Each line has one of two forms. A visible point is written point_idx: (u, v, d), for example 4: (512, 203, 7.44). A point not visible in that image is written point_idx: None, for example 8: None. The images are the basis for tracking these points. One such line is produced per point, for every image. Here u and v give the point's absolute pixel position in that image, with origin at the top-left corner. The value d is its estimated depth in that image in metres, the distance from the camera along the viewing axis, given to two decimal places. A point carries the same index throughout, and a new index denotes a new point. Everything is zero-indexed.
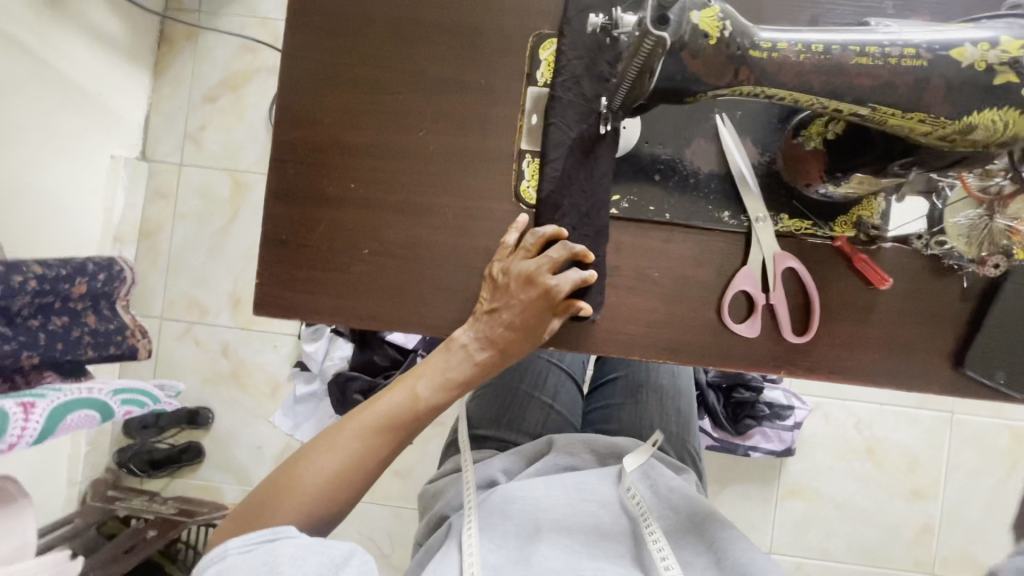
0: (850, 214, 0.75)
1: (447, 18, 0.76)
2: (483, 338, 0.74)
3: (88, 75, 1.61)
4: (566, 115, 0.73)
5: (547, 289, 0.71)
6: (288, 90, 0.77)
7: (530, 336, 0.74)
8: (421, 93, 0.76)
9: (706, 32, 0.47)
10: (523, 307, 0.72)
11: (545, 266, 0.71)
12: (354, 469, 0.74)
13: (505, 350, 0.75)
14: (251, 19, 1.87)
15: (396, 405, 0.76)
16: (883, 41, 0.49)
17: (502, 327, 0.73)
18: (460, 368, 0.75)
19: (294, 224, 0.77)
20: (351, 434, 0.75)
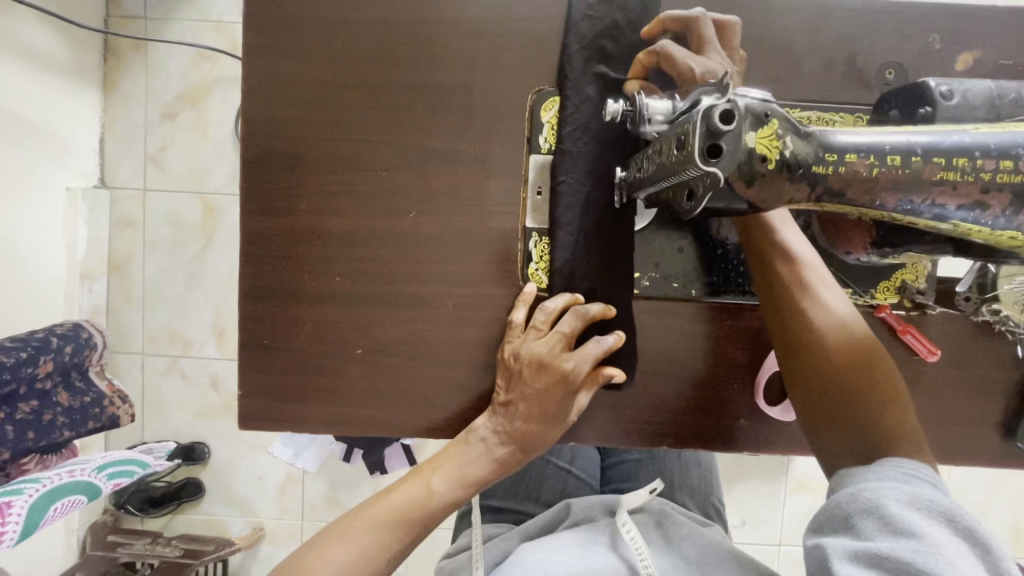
0: (891, 278, 0.68)
1: (432, 80, 0.66)
2: (503, 431, 0.65)
3: (29, 100, 1.28)
4: (574, 184, 0.64)
5: (566, 370, 0.62)
6: (251, 171, 0.67)
7: (555, 421, 0.64)
8: (409, 168, 0.67)
9: (764, 155, 0.38)
10: (543, 394, 0.63)
11: (559, 347, 0.63)
12: (364, 567, 0.63)
13: (528, 443, 0.65)
14: (203, 22, 1.50)
15: (410, 498, 0.65)
16: (974, 148, 0.40)
17: (520, 416, 0.64)
18: (477, 462, 0.65)
19: (275, 326, 0.68)
20: (362, 526, 0.65)
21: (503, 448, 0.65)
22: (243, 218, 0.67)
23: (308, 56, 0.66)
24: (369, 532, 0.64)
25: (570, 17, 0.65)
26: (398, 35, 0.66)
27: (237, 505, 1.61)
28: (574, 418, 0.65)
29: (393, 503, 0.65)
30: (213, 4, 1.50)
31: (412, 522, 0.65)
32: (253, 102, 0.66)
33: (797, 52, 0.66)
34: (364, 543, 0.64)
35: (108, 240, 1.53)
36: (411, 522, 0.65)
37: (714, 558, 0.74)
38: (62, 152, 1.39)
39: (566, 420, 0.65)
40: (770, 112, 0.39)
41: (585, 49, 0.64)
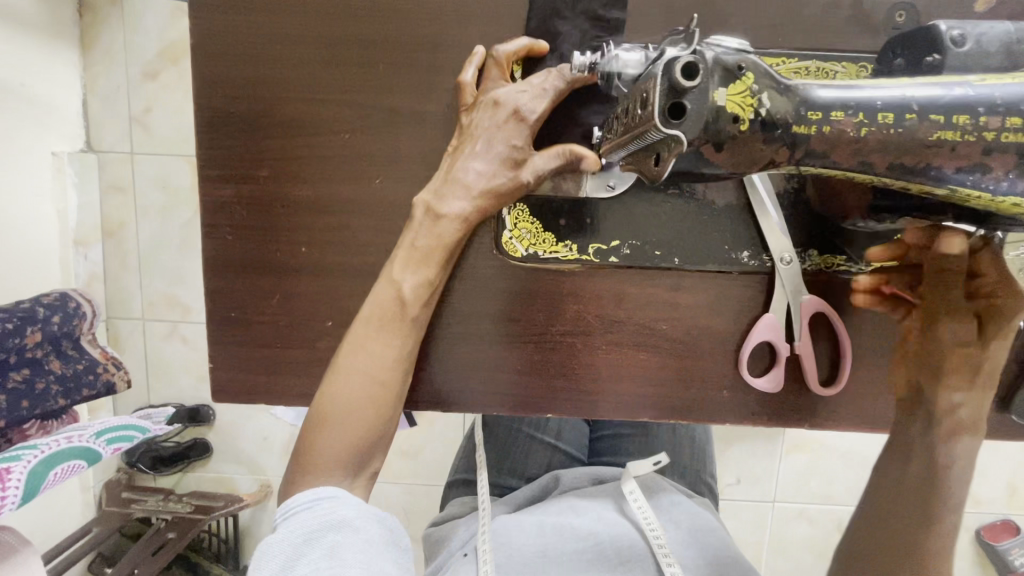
0: (889, 244, 0.64)
1: (397, 35, 0.61)
2: (447, 179, 0.58)
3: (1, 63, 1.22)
4: (543, 21, 0.60)
5: (522, 103, 0.57)
6: (213, 139, 0.63)
7: (507, 169, 0.58)
8: (378, 131, 0.63)
9: (735, 115, 0.34)
10: (496, 133, 0.57)
11: (520, 89, 0.57)
12: (369, 394, 0.57)
13: (480, 192, 0.58)
14: None
15: (377, 303, 0.58)
16: (974, 103, 0.35)
17: (468, 159, 0.58)
18: (428, 228, 0.58)
19: (247, 300, 0.66)
20: (347, 351, 0.58)
21: (459, 206, 0.58)
22: (205, 189, 0.64)
23: (263, 10, 0.61)
24: (365, 348, 0.57)
25: None
26: None
27: (245, 465, 1.62)
28: (531, 179, 0.58)
29: (365, 314, 0.58)
30: None
31: (388, 322, 0.58)
32: (210, 59, 0.62)
33: None
34: (367, 369, 0.57)
35: (99, 205, 1.49)
36: (389, 325, 0.58)
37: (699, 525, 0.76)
38: (42, 116, 1.34)
39: (518, 171, 0.57)
40: (743, 66, 0.34)
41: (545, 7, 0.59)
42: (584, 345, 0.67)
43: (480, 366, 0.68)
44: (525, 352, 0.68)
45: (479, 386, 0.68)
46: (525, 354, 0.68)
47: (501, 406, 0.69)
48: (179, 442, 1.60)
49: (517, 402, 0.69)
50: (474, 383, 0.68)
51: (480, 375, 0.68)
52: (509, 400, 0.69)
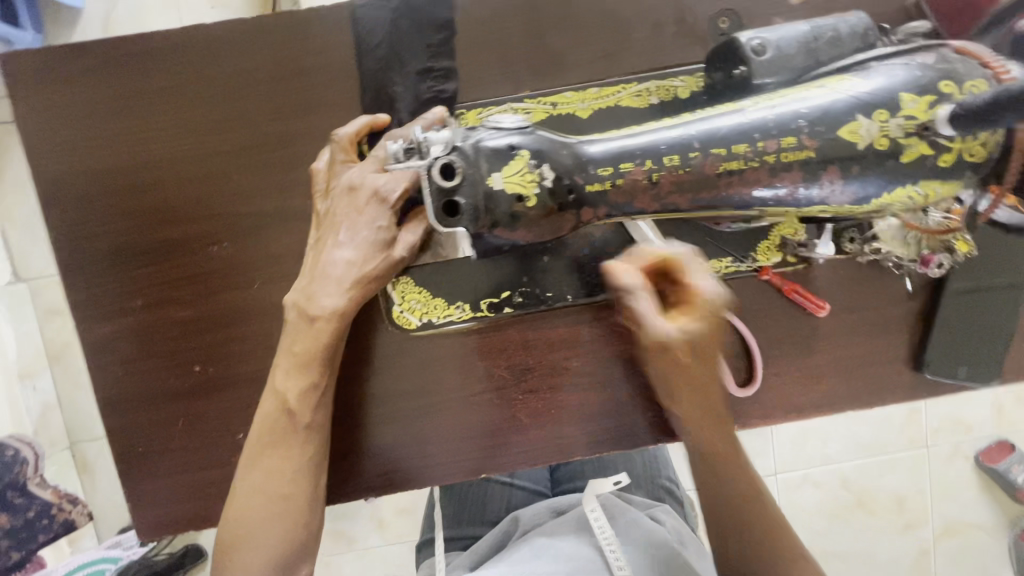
0: (770, 237, 0.64)
1: (243, 140, 0.61)
2: (315, 276, 0.55)
3: None
4: (380, 98, 0.60)
5: (379, 183, 0.55)
6: (82, 279, 0.62)
7: (376, 251, 0.55)
8: (247, 236, 0.62)
9: (518, 195, 0.35)
10: (356, 217, 0.55)
11: (374, 167, 0.55)
12: (270, 504, 0.57)
13: (355, 280, 0.55)
14: None
15: (266, 413, 0.58)
16: (753, 131, 0.36)
17: (334, 252, 0.55)
18: (303, 334, 0.56)
19: (148, 430, 0.64)
20: (246, 464, 0.58)
21: (331, 301, 0.55)
22: (85, 329, 0.63)
23: (106, 143, 0.60)
24: (259, 464, 0.57)
25: (356, 35, 0.59)
26: (197, 93, 0.60)
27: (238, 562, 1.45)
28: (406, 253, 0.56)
29: (256, 424, 0.58)
30: None
31: (280, 432, 0.57)
32: (62, 202, 0.61)
33: (621, 18, 0.61)
34: (260, 482, 0.57)
35: (40, 331, 1.35)
36: (282, 435, 0.57)
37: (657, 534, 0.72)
38: None
39: (389, 250, 0.56)
40: (516, 146, 0.35)
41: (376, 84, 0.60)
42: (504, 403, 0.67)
43: (396, 444, 0.67)
44: (438, 418, 0.67)
45: (398, 463, 0.67)
46: (436, 422, 0.67)
47: (427, 478, 0.67)
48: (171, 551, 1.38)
49: (440, 471, 0.67)
50: (395, 460, 0.67)
51: (396, 452, 0.67)
52: (433, 471, 0.67)
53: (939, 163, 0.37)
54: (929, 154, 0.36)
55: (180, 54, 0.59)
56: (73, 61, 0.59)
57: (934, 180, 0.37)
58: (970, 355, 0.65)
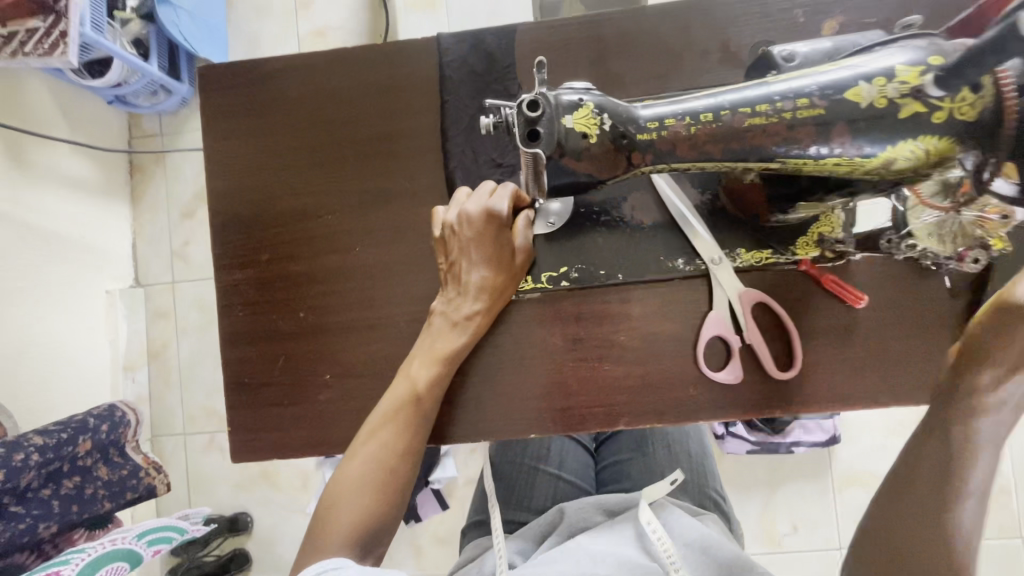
0: (809, 233, 0.70)
1: (361, 133, 0.77)
2: (456, 295, 0.70)
3: (77, 225, 1.69)
4: (470, 104, 0.75)
5: (491, 208, 0.68)
6: (225, 234, 0.78)
7: (503, 265, 0.69)
8: (354, 208, 0.76)
9: (584, 132, 0.45)
10: (483, 239, 0.68)
11: (481, 196, 0.69)
12: (383, 474, 0.66)
13: (490, 291, 0.69)
14: (189, 152, 1.90)
15: (396, 395, 0.69)
16: (773, 95, 0.46)
17: (468, 270, 0.68)
18: (442, 334, 0.69)
19: (257, 366, 0.77)
20: (366, 437, 0.68)
21: (470, 307, 0.69)
22: (221, 275, 0.78)
23: (259, 132, 0.78)
24: (377, 435, 0.68)
25: (441, 65, 0.75)
26: (332, 98, 0.77)
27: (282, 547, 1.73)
28: (524, 256, 0.71)
29: (386, 406, 0.69)
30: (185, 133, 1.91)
31: (409, 416, 0.68)
32: (222, 177, 0.78)
33: (671, 46, 0.73)
34: (378, 452, 0.67)
35: (145, 331, 1.86)
36: (407, 415, 0.68)
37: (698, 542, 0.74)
38: (100, 260, 1.76)
39: (510, 260, 0.70)
40: (585, 97, 0.46)
41: (466, 94, 0.75)
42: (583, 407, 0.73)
43: (456, 402, 0.74)
44: (494, 381, 0.74)
45: (457, 418, 0.74)
46: (493, 383, 0.74)
47: (482, 436, 0.74)
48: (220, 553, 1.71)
49: (492, 430, 0.74)
50: (456, 414, 0.74)
51: (456, 408, 0.74)
52: (485, 429, 0.74)
53: (935, 121, 0.44)
54: (922, 113, 0.44)
55: (321, 68, 0.77)
56: (245, 70, 0.78)
57: (933, 136, 0.44)
58: None
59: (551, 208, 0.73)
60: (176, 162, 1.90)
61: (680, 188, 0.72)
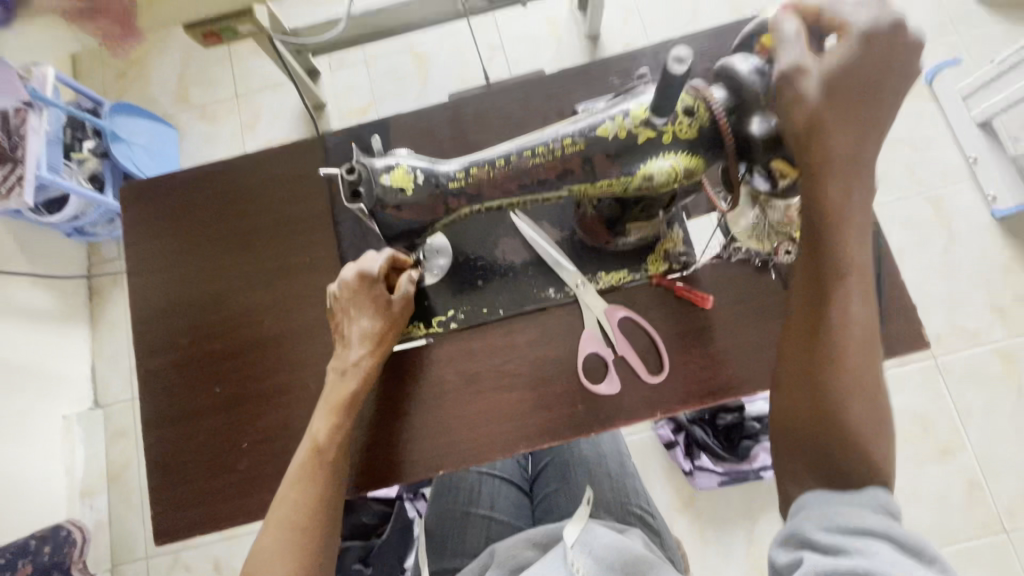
0: (656, 250, 0.81)
1: (260, 219, 0.87)
2: (345, 349, 0.75)
3: (33, 355, 1.74)
4: None
5: (362, 268, 0.76)
6: (146, 325, 0.85)
7: (385, 314, 0.76)
8: (260, 285, 0.85)
9: (399, 187, 0.56)
10: (363, 298, 0.75)
11: (360, 264, 0.77)
12: (297, 532, 0.68)
13: (377, 339, 0.75)
14: None
15: (300, 453, 0.72)
16: (546, 139, 0.57)
17: (349, 323, 0.75)
18: (335, 386, 0.74)
19: (180, 445, 0.81)
20: (277, 500, 0.70)
21: (357, 354, 0.75)
22: (141, 364, 0.84)
23: (172, 231, 0.88)
24: (286, 497, 0.70)
25: (324, 152, 0.87)
26: (236, 195, 0.88)
27: None
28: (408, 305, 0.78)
29: (293, 467, 0.72)
30: None
31: (315, 471, 0.71)
32: (142, 276, 0.87)
33: (517, 114, 0.88)
34: (286, 512, 0.69)
35: (105, 452, 1.85)
36: (312, 469, 0.71)
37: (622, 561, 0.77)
38: (57, 386, 1.79)
39: (388, 307, 0.76)
40: (398, 161, 0.56)
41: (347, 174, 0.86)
42: (484, 437, 0.78)
43: (367, 450, 0.79)
44: (400, 425, 0.79)
45: (369, 465, 0.79)
46: (399, 427, 0.79)
47: (395, 479, 0.78)
48: None
49: (403, 472, 0.78)
50: (369, 463, 0.79)
51: (366, 457, 0.79)
52: (397, 471, 0.78)
53: (668, 143, 0.56)
54: (654, 137, 0.56)
55: (221, 169, 0.88)
56: (158, 181, 0.89)
57: (672, 154, 0.56)
58: None
59: (436, 257, 0.83)
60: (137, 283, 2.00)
61: (541, 228, 0.82)
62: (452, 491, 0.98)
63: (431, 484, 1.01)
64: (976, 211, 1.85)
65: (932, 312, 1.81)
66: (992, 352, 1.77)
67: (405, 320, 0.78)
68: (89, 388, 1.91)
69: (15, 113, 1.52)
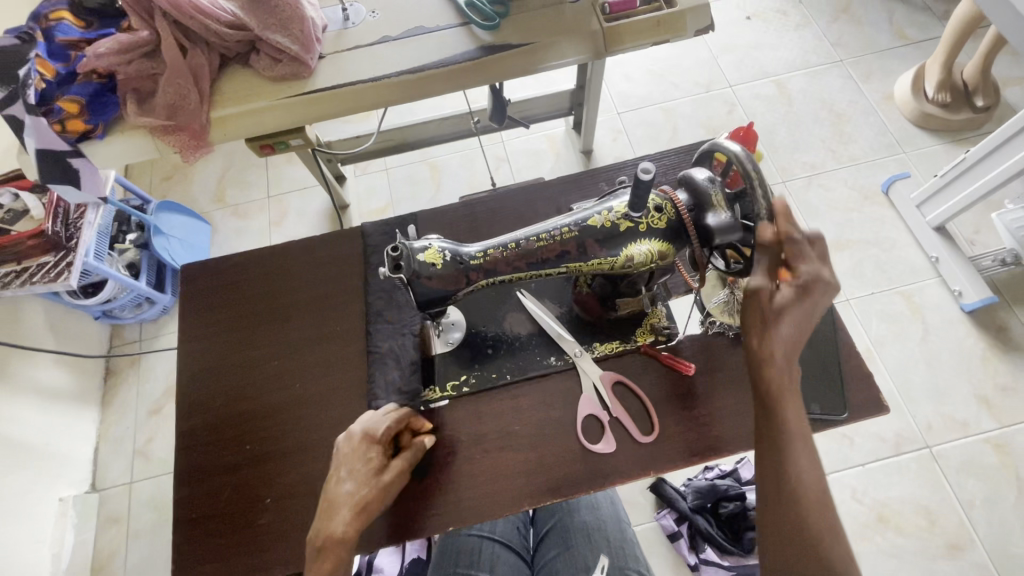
0: (644, 324, 0.93)
1: (300, 296, 1.00)
2: (333, 513, 0.73)
3: (42, 433, 1.76)
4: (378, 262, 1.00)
5: (370, 425, 0.81)
6: (189, 387, 0.95)
7: (375, 478, 0.77)
8: (296, 352, 0.96)
9: (431, 263, 0.70)
10: (359, 460, 0.77)
11: (364, 421, 0.81)
12: None
13: (365, 503, 0.75)
14: (168, 352, 2.10)
15: None
16: (548, 227, 0.73)
17: (342, 482, 0.75)
18: (317, 558, 0.71)
19: (203, 501, 0.87)
20: None
21: (344, 523, 0.72)
22: (181, 423, 0.92)
23: (221, 305, 1.00)
24: None
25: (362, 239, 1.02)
26: (282, 275, 1.02)
27: None
28: (406, 470, 0.80)
29: None
30: (165, 334, 2.13)
31: None
32: (191, 343, 0.98)
33: (522, 212, 1.05)
34: None
35: (94, 541, 1.82)
36: None
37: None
38: (60, 468, 1.80)
39: (379, 474, 0.77)
40: (431, 243, 0.71)
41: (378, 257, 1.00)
42: (492, 492, 0.85)
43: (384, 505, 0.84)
44: (415, 480, 0.86)
45: (385, 520, 0.84)
46: (415, 483, 0.86)
47: (407, 534, 0.83)
48: None
49: (415, 526, 0.84)
50: (382, 518, 0.84)
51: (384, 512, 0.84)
52: (410, 525, 0.84)
53: (644, 231, 0.71)
54: (633, 226, 0.71)
55: (270, 254, 1.03)
56: (214, 262, 1.04)
57: (649, 239, 0.72)
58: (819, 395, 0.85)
59: (451, 324, 0.95)
60: (154, 364, 2.10)
61: (543, 304, 0.95)
62: (454, 555, 1.02)
63: (436, 547, 1.05)
64: (945, 306, 2.00)
65: (919, 401, 1.88)
66: (985, 444, 1.81)
67: (396, 490, 0.79)
68: (88, 472, 1.91)
69: (76, 208, 1.71)
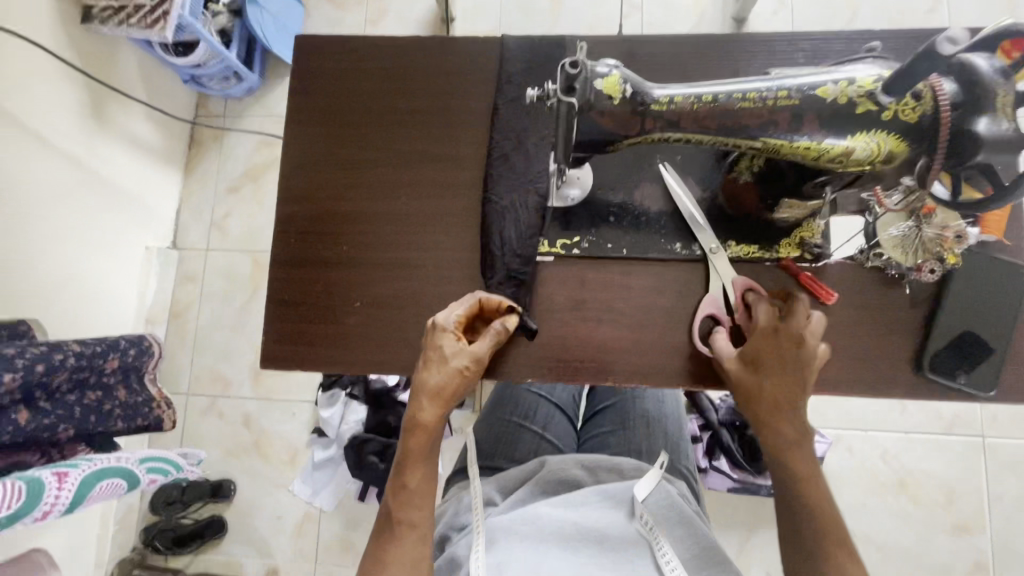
0: (792, 237, 0.81)
1: (417, 103, 0.90)
2: (421, 395, 0.74)
3: (131, 183, 1.81)
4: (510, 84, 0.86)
5: (440, 317, 0.76)
6: (291, 172, 0.90)
7: (456, 363, 0.74)
8: (404, 164, 0.89)
9: (609, 94, 0.64)
10: (437, 350, 0.74)
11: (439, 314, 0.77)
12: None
13: (446, 386, 0.73)
14: (249, 134, 2.06)
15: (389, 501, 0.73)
16: (761, 88, 0.63)
17: (417, 372, 0.75)
18: (415, 433, 0.73)
19: (295, 286, 0.88)
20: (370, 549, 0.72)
21: (429, 411, 0.73)
22: (280, 207, 0.90)
23: (330, 92, 0.91)
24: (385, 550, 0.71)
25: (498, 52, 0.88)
26: (400, 75, 0.90)
27: (266, 515, 1.78)
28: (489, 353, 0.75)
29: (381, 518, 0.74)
30: (248, 115, 2.07)
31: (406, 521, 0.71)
32: (296, 126, 0.91)
33: (689, 66, 0.87)
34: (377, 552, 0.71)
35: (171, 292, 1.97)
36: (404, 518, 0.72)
37: (676, 520, 0.81)
38: (147, 220, 1.89)
39: (447, 362, 0.74)
40: (613, 71, 0.64)
41: (511, 76, 0.86)
42: (580, 360, 0.82)
43: None
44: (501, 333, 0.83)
45: None
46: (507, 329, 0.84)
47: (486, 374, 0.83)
48: (197, 517, 1.79)
49: (497, 368, 0.83)
50: None
51: None
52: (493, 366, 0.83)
53: (883, 120, 0.61)
54: (875, 111, 0.61)
55: (392, 47, 0.91)
56: (329, 42, 0.92)
57: (884, 131, 0.61)
58: (966, 362, 0.76)
59: (575, 175, 0.84)
60: (235, 142, 2.07)
61: (685, 183, 0.83)
62: (511, 404, 1.06)
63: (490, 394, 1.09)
64: None
65: None
66: None
67: (478, 370, 0.75)
68: (170, 230, 2.02)
69: None
